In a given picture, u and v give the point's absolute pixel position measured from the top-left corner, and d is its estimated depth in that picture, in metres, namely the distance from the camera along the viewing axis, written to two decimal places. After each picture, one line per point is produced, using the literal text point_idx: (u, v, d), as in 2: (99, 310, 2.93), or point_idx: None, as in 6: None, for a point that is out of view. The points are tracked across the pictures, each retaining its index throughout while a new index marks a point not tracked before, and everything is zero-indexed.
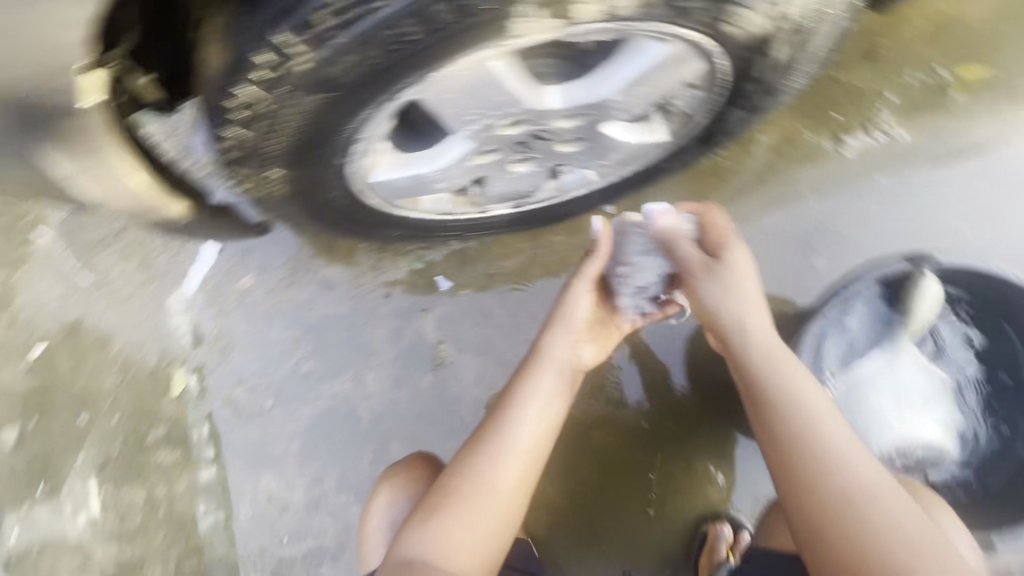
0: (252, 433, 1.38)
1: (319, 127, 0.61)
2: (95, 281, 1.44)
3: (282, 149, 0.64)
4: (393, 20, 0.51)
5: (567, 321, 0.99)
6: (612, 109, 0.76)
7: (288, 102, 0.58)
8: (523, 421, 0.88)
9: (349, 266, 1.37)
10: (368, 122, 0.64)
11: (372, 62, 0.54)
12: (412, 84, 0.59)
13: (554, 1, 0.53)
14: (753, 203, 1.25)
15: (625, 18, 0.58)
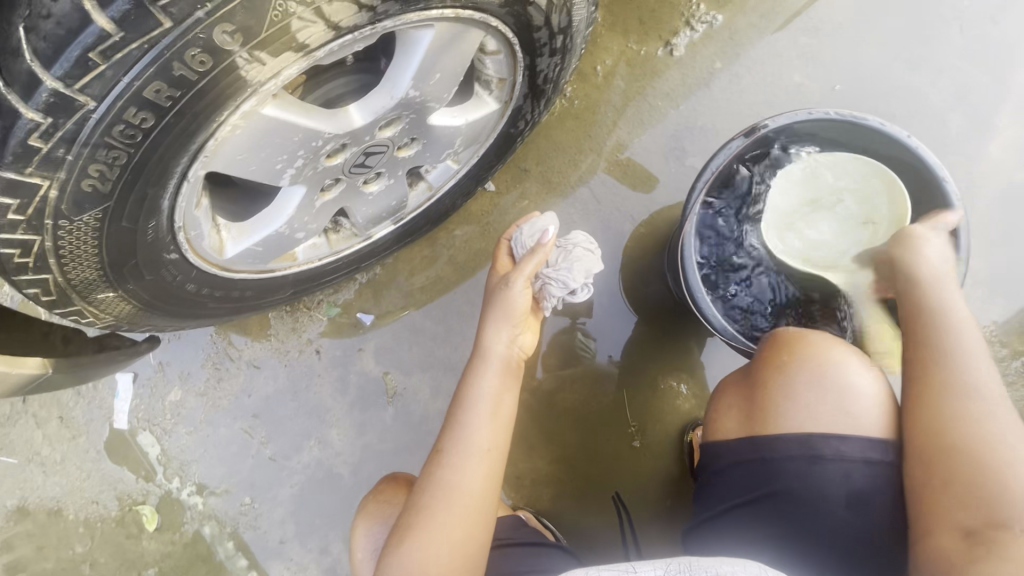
0: (245, 535, 1.34)
1: (116, 238, 0.61)
2: (25, 456, 1.39)
3: (95, 272, 0.64)
4: (114, 116, 0.51)
5: (506, 311, 0.94)
6: (420, 104, 0.75)
7: (65, 231, 0.57)
8: (468, 426, 0.89)
9: (269, 339, 1.34)
10: (170, 216, 0.63)
11: (121, 161, 0.54)
12: (185, 163, 0.58)
13: (279, 33, 0.52)
14: (614, 132, 1.28)
15: (364, 22, 0.57)
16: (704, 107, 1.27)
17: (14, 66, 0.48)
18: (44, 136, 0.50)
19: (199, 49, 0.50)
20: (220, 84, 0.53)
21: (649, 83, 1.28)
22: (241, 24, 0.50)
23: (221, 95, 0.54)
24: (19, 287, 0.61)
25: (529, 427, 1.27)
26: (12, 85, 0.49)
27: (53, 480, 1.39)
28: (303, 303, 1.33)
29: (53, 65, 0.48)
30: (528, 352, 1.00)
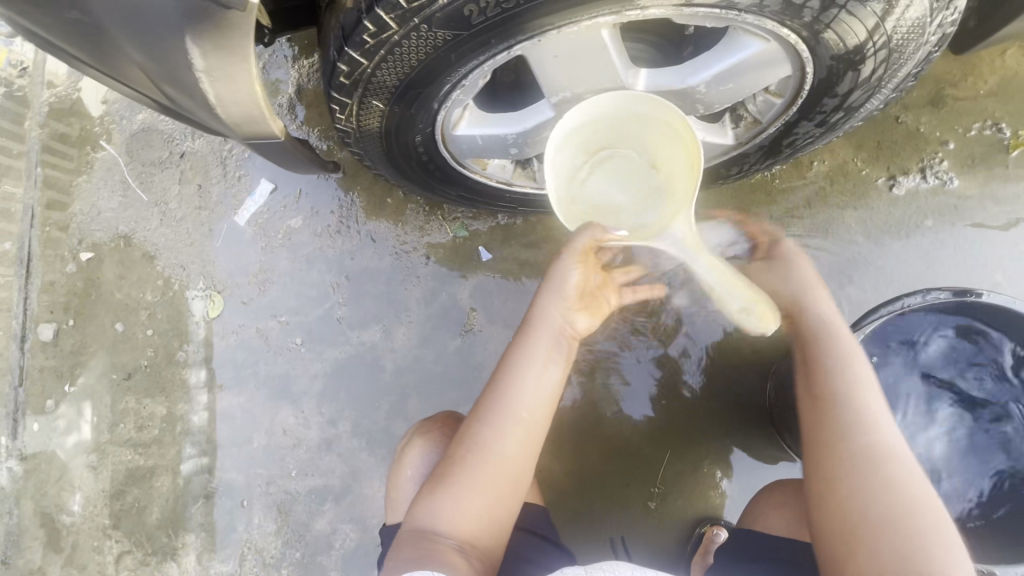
0: (277, 367, 1.42)
1: (432, 65, 0.65)
2: (154, 200, 1.54)
3: (391, 83, 0.68)
4: None
5: (563, 286, 0.94)
6: (695, 102, 0.78)
7: (414, 35, 0.61)
8: (515, 390, 0.89)
9: (396, 223, 1.41)
10: (469, 70, 0.67)
11: (502, 6, 0.58)
12: (530, 36, 0.62)
13: None
14: (797, 227, 1.26)
15: (734, 5, 0.61)
16: (892, 253, 1.25)
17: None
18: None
19: None
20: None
21: (854, 201, 1.26)
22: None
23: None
24: (336, 62, 0.64)
25: (565, 431, 1.27)
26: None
27: (163, 231, 1.53)
28: (442, 210, 1.39)
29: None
30: (581, 333, 0.98)
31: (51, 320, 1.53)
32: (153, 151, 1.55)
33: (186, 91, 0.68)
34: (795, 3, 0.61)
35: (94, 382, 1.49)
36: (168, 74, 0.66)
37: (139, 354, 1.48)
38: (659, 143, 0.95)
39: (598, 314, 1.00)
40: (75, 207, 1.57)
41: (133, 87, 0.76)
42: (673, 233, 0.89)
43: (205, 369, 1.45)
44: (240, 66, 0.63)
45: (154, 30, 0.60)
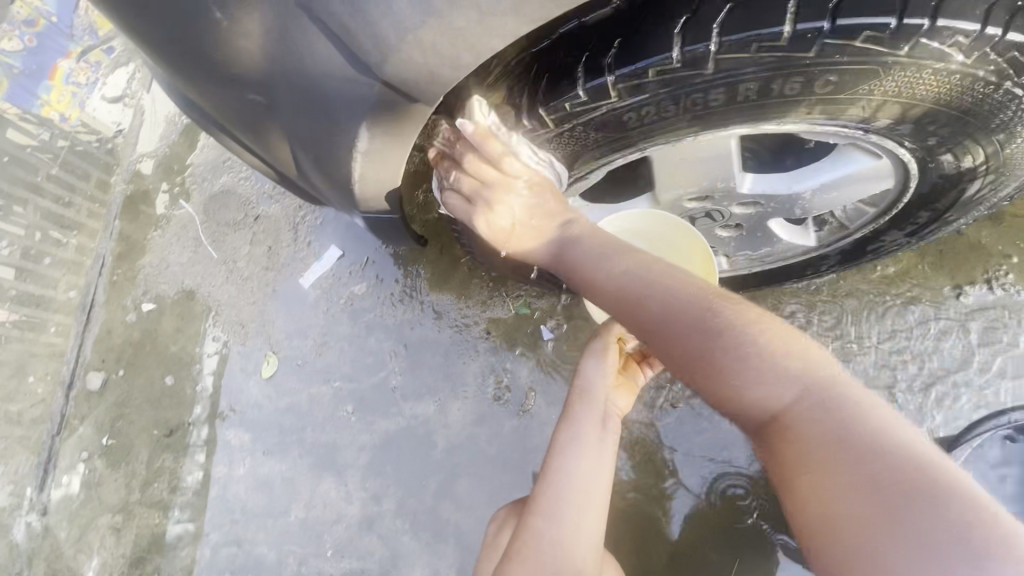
0: (324, 435, 1.38)
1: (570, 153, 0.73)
2: (223, 258, 1.59)
3: None
4: (707, 86, 0.60)
5: (596, 373, 0.97)
6: (795, 206, 0.83)
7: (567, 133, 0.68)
8: (567, 477, 0.91)
9: (461, 296, 1.43)
10: (608, 160, 0.74)
11: (660, 115, 0.64)
12: (673, 140, 0.68)
13: (826, 100, 0.61)
14: (865, 328, 1.26)
15: (868, 126, 0.65)
16: (966, 361, 1.22)
17: (701, 22, 0.57)
18: (659, 73, 0.60)
19: (801, 80, 0.59)
20: (767, 107, 0.63)
21: (921, 306, 1.26)
22: (841, 80, 0.59)
23: (764, 112, 0.64)
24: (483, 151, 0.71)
25: (626, 529, 1.20)
26: (686, 31, 0.58)
27: (227, 288, 1.56)
28: (505, 286, 1.41)
29: (731, 34, 0.56)
30: (620, 410, 1.00)
31: (101, 369, 1.53)
32: (229, 212, 1.62)
33: (335, 162, 0.69)
34: (925, 127, 0.65)
35: (133, 436, 1.47)
36: (324, 150, 0.68)
37: (184, 411, 1.46)
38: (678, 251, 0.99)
39: (630, 392, 1.02)
40: (145, 260, 1.62)
41: (268, 155, 0.78)
42: None
43: (248, 431, 1.42)
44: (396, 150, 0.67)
45: (332, 108, 0.63)
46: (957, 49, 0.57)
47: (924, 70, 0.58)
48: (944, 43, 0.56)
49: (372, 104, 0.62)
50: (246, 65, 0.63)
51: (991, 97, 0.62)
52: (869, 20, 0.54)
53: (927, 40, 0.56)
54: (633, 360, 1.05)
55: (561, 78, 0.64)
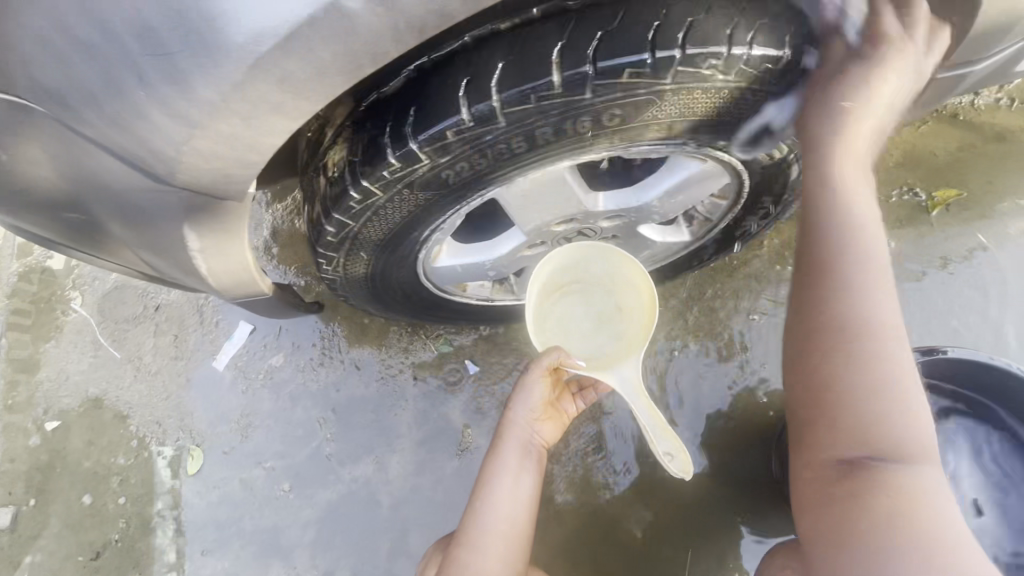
0: (265, 521, 1.32)
1: (416, 217, 0.70)
2: (128, 357, 1.51)
3: (374, 238, 0.72)
4: (508, 135, 0.61)
5: (526, 401, 0.97)
6: (651, 213, 0.87)
7: (398, 198, 0.66)
8: (493, 507, 0.93)
9: (381, 347, 1.41)
10: (452, 214, 0.72)
11: (477, 166, 0.64)
12: (504, 184, 0.69)
13: (624, 127, 0.64)
14: (764, 301, 1.33)
15: (678, 139, 0.70)
16: None
17: (480, 81, 0.58)
18: (456, 133, 0.60)
19: (590, 117, 0.62)
20: (575, 144, 0.65)
21: None
22: (625, 112, 0.62)
23: (571, 150, 0.66)
24: (327, 229, 0.68)
25: (583, 544, 1.21)
26: (469, 91, 0.59)
27: (137, 387, 1.48)
28: (424, 329, 1.41)
29: (508, 89, 0.58)
30: (547, 441, 1.03)
31: (10, 503, 1.41)
32: (127, 308, 1.54)
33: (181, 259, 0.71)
34: (726, 129, 0.71)
35: (56, 569, 1.35)
36: (167, 250, 0.70)
37: (110, 528, 1.36)
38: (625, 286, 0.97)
39: (557, 424, 1.05)
40: (42, 375, 1.51)
41: (128, 264, 0.80)
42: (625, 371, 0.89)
43: (183, 534, 1.34)
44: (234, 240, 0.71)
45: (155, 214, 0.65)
46: (717, 69, 0.61)
47: (695, 90, 0.62)
48: (703, 65, 0.60)
49: (188, 206, 0.64)
50: (58, 189, 0.64)
51: (767, 100, 0.67)
52: (628, 58, 0.58)
53: (686, 68, 0.60)
54: (565, 392, 1.11)
55: (368, 148, 0.63)
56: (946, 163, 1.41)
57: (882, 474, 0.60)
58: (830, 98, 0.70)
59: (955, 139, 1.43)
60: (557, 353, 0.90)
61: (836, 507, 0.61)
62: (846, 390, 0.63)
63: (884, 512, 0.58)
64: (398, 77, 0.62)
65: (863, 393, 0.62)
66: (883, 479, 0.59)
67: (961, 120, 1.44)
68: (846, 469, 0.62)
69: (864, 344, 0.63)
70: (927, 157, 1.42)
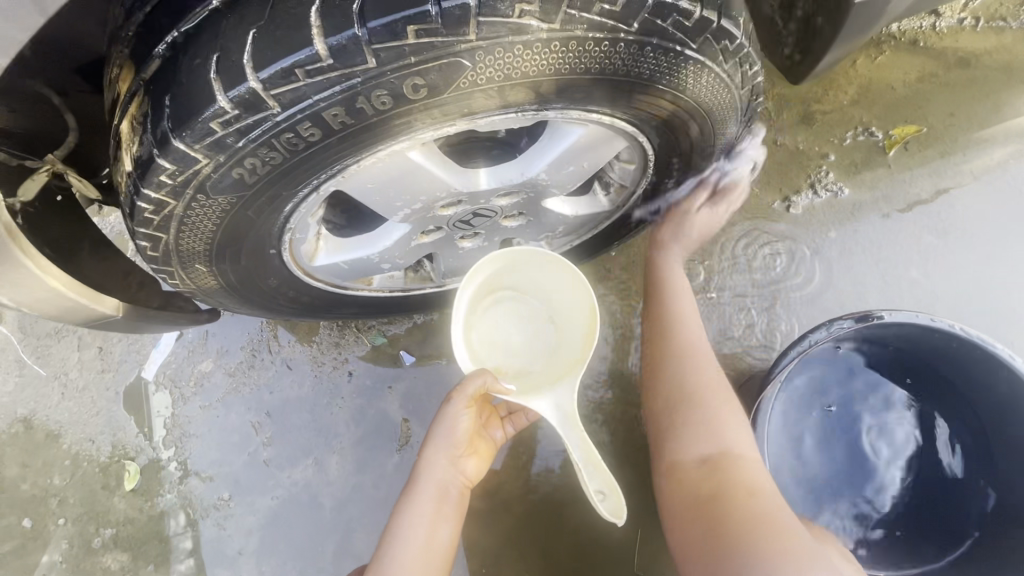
0: (206, 530, 1.28)
1: (236, 222, 0.62)
2: (53, 373, 1.44)
3: (202, 248, 0.64)
4: (290, 122, 0.53)
5: (448, 435, 0.91)
6: (545, 187, 0.77)
7: (197, 204, 0.58)
8: (402, 556, 0.85)
9: (311, 343, 1.34)
10: (288, 214, 0.64)
11: (273, 161, 0.56)
12: (325, 176, 0.60)
13: (439, 98, 0.56)
14: (710, 264, 1.25)
15: (523, 104, 0.60)
16: (805, 270, 1.23)
17: (230, 57, 0.51)
18: (224, 124, 0.52)
19: (386, 93, 0.53)
20: (389, 123, 0.56)
21: (758, 227, 1.26)
22: (430, 80, 0.54)
23: (385, 130, 0.57)
24: (132, 246, 0.60)
25: (530, 534, 1.17)
26: (221, 73, 0.51)
27: (65, 405, 1.41)
28: (355, 322, 1.33)
29: (263, 69, 0.50)
30: (470, 476, 0.96)
31: None
32: (46, 322, 1.46)
33: None
34: (584, 90, 0.60)
35: None
36: None
37: (53, 550, 1.33)
38: (558, 300, 0.96)
39: (483, 457, 0.99)
40: None
41: None
42: (555, 396, 0.88)
43: (128, 550, 1.30)
44: (27, 266, 0.66)
45: None
46: (526, 12, 0.51)
47: (512, 49, 0.54)
48: (511, 13, 0.51)
49: None
50: None
51: (618, 52, 0.57)
52: (402, 12, 0.49)
53: (487, 18, 0.51)
54: (492, 417, 1.06)
55: (139, 150, 0.55)
56: (905, 97, 1.29)
57: (738, 467, 0.84)
58: (706, 40, 0.60)
59: (914, 69, 1.30)
60: (484, 382, 0.84)
61: (703, 500, 0.82)
62: (693, 411, 0.91)
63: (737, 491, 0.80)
64: (155, 57, 0.54)
65: (698, 411, 0.91)
66: (733, 471, 0.84)
67: (921, 46, 1.31)
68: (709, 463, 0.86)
69: (700, 377, 0.94)
70: (884, 92, 1.29)
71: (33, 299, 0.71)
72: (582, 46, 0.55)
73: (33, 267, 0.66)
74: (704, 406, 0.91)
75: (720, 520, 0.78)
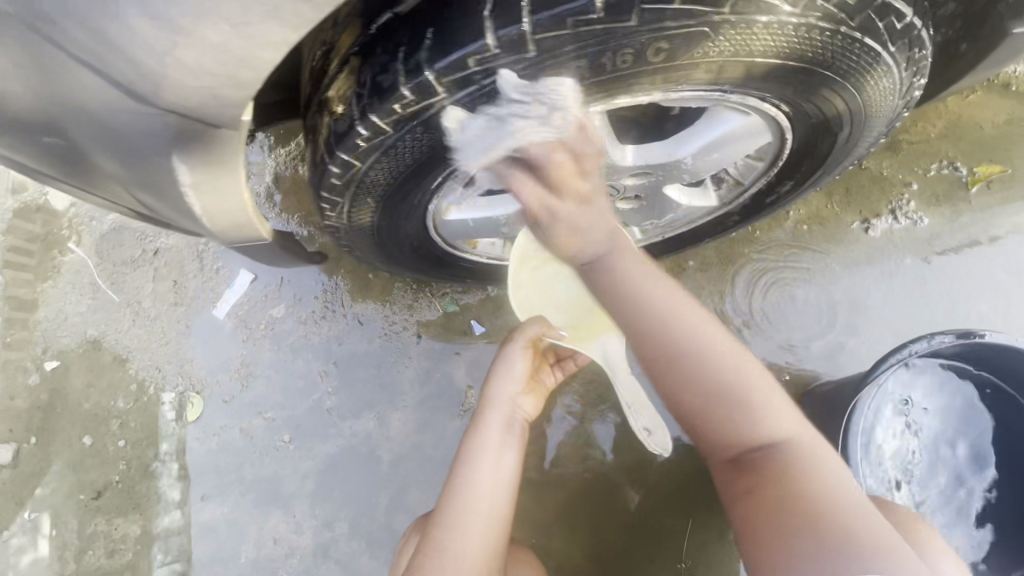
0: (264, 469, 1.32)
1: (429, 158, 0.67)
2: (127, 300, 1.48)
3: (384, 178, 0.69)
4: (533, 69, 0.58)
5: (508, 369, 0.97)
6: (682, 172, 0.82)
7: (410, 135, 0.63)
8: (475, 484, 0.88)
9: (385, 302, 1.38)
10: (469, 159, 0.70)
11: (499, 103, 0.61)
12: None
13: (663, 68, 0.60)
14: (785, 274, 1.28)
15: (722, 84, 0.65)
16: (876, 291, 1.27)
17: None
18: (479, 61, 0.57)
19: (629, 53, 0.58)
20: (605, 82, 0.61)
21: (835, 243, 1.29)
22: (672, 46, 0.58)
23: (600, 89, 0.62)
24: (332, 168, 0.65)
25: (581, 510, 1.21)
26: (496, 12, 0.55)
27: (135, 332, 1.45)
28: (429, 287, 1.37)
29: (541, 12, 0.54)
30: (530, 414, 1.01)
31: (9, 440, 1.40)
32: (124, 249, 1.50)
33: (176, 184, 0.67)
34: (780, 78, 0.65)
35: (54, 505, 1.36)
36: (160, 172, 0.66)
37: (110, 468, 1.37)
38: None
39: (542, 399, 1.04)
40: (40, 314, 1.48)
41: (127, 203, 0.77)
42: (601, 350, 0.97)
43: (185, 478, 1.34)
44: (228, 178, 0.69)
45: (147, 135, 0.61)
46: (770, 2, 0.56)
47: (756, 25, 0.57)
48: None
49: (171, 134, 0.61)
50: (19, 106, 0.60)
51: (831, 44, 0.62)
52: None
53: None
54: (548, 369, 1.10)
55: (381, 78, 0.60)
56: (992, 137, 1.32)
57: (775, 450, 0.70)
58: (903, 45, 0.66)
59: (1004, 111, 1.33)
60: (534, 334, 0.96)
61: (749, 500, 0.70)
62: (741, 420, 0.70)
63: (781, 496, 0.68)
64: None
65: (733, 413, 0.70)
66: (777, 458, 0.70)
67: (1013, 90, 1.34)
68: (745, 465, 0.72)
69: (711, 377, 0.69)
70: (972, 129, 1.33)
71: (222, 223, 0.76)
72: (808, 36, 0.60)
73: (229, 183, 0.70)
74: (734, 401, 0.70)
75: (767, 510, 0.68)
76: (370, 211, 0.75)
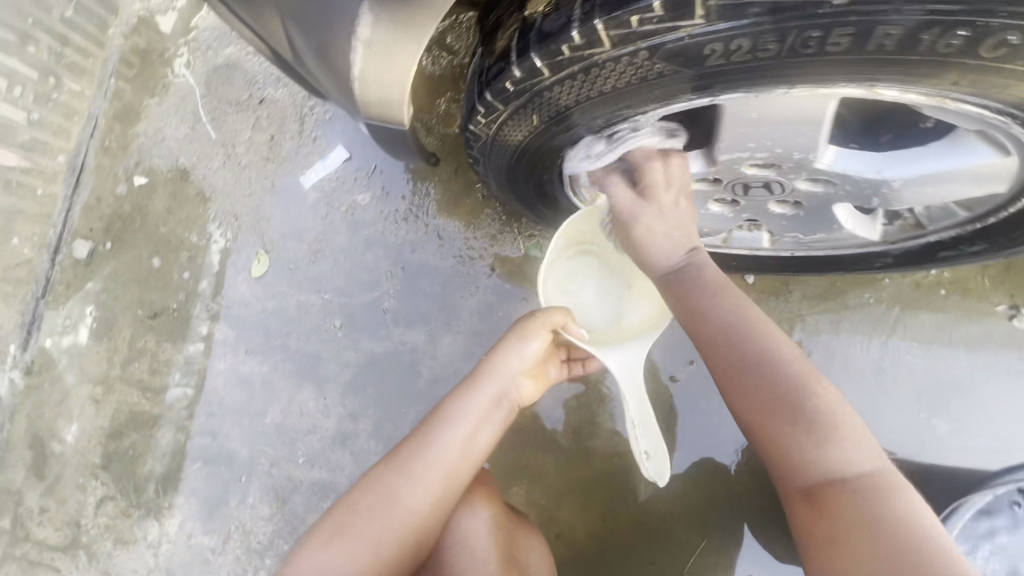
0: (309, 345, 1.33)
1: (635, 89, 0.65)
2: (222, 141, 1.46)
3: (569, 98, 0.68)
4: (824, 21, 0.54)
5: (516, 348, 0.93)
6: (881, 191, 0.80)
7: (628, 59, 0.61)
8: (441, 444, 0.89)
9: (469, 224, 1.32)
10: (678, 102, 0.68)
11: (761, 50, 0.58)
12: (760, 84, 0.63)
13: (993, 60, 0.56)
14: (896, 333, 1.16)
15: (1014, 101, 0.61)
16: (994, 385, 1.13)
17: None
18: None
19: (962, 35, 0.54)
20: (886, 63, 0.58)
21: (967, 320, 1.15)
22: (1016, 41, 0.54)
23: (871, 65, 0.58)
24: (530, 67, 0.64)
25: (597, 490, 1.18)
26: None
27: (223, 174, 1.44)
28: (518, 224, 1.30)
29: None
30: (523, 398, 0.99)
31: (88, 238, 1.45)
32: (232, 89, 1.47)
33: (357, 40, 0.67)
34: None
35: (112, 311, 1.42)
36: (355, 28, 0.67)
37: (170, 295, 1.41)
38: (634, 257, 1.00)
39: (540, 384, 1.02)
40: (140, 128, 1.49)
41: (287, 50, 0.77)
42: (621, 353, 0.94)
43: (235, 328, 1.38)
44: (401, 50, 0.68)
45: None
46: None
47: None
48: None
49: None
50: None
51: None
52: None
53: None
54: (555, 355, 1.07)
55: None
56: None
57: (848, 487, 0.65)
58: None
59: None
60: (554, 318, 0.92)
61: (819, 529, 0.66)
62: (796, 426, 0.67)
63: (857, 547, 0.62)
64: None
65: (788, 415, 0.68)
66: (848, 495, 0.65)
67: None
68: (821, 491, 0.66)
69: (754, 367, 0.70)
70: None
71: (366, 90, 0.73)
72: None
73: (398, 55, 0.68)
74: (777, 401, 0.68)
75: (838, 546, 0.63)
76: (532, 125, 0.73)
